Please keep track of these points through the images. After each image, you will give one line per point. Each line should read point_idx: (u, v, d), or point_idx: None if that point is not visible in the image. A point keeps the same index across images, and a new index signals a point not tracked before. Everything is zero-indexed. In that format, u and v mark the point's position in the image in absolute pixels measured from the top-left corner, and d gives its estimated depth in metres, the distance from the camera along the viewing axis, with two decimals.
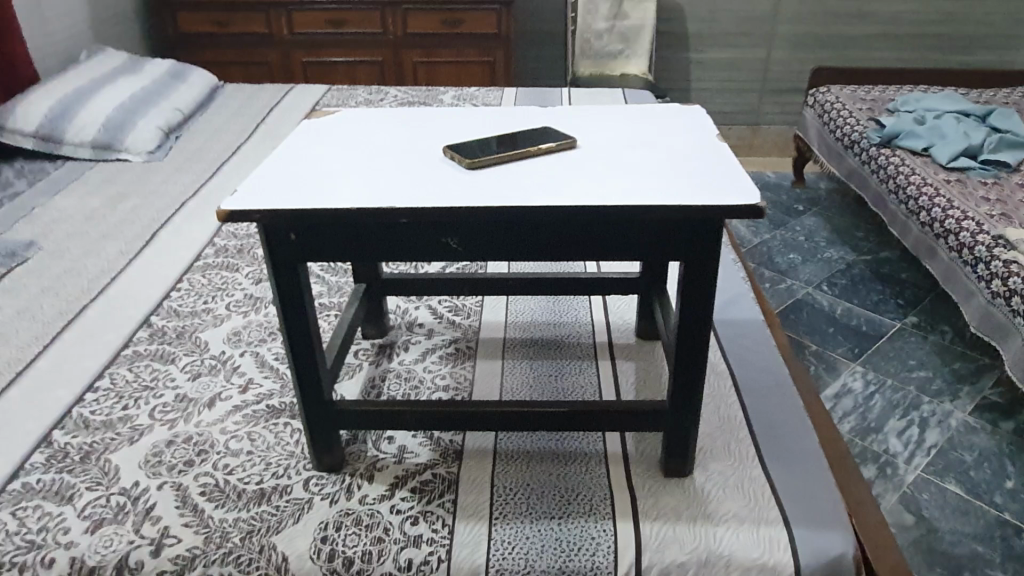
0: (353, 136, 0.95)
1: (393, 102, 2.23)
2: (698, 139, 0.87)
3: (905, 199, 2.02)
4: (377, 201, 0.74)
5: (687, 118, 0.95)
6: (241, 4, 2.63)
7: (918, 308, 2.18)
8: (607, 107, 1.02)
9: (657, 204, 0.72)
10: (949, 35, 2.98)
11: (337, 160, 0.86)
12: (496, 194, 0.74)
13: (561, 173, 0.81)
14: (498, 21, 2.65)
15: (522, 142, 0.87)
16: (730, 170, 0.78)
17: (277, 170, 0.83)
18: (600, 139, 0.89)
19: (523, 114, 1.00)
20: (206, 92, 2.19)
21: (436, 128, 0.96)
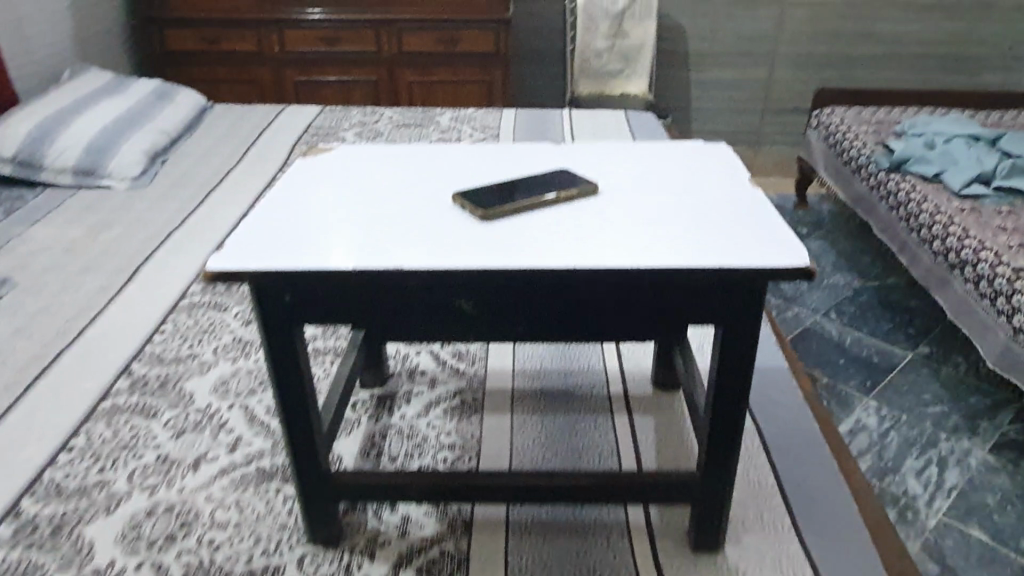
0: (351, 179, 0.87)
1: (388, 124, 2.16)
2: (732, 185, 0.80)
3: (917, 227, 1.96)
4: (383, 261, 0.66)
5: (715, 158, 0.88)
6: (231, 21, 2.56)
7: (929, 337, 2.12)
8: (627, 144, 0.95)
9: (696, 265, 0.65)
10: (952, 55, 2.94)
11: (336, 208, 0.79)
12: (515, 253, 0.67)
13: (585, 225, 0.73)
14: (496, 39, 2.59)
15: (539, 187, 0.79)
16: (773, 224, 0.71)
17: (269, 221, 0.75)
18: (625, 185, 0.82)
19: (537, 153, 0.93)
20: (193, 112, 2.11)
21: (443, 169, 0.89)
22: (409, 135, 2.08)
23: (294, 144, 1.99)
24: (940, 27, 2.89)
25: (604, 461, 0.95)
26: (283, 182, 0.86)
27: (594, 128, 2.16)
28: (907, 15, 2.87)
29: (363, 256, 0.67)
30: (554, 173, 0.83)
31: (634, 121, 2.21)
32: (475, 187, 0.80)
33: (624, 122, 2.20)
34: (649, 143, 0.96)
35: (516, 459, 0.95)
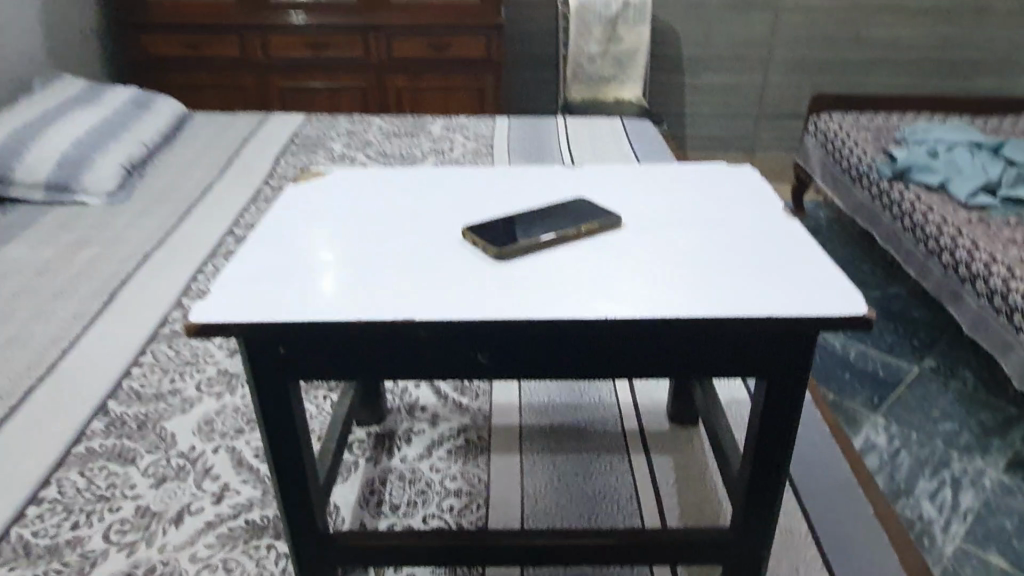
0: (346, 209, 0.80)
1: (378, 133, 2.08)
2: (768, 220, 0.74)
3: (924, 239, 1.91)
4: (390, 309, 0.59)
5: (744, 191, 0.82)
6: (212, 26, 2.46)
7: (934, 350, 2.07)
8: (645, 171, 0.89)
9: (739, 313, 0.59)
10: (948, 60, 2.91)
11: (332, 245, 0.72)
12: (537, 300, 0.61)
13: (609, 266, 0.67)
14: (487, 45, 2.52)
15: (555, 221, 0.73)
16: (818, 264, 0.65)
17: (256, 262, 0.68)
18: (651, 218, 0.75)
19: (549, 181, 0.87)
20: (173, 122, 2.02)
21: (448, 201, 0.82)
22: (399, 145, 2.01)
23: (280, 155, 1.91)
24: (936, 31, 2.85)
25: (623, 506, 0.89)
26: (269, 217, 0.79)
27: (590, 137, 2.09)
28: (903, 20, 2.83)
29: (365, 304, 0.60)
30: (570, 203, 0.77)
31: (631, 129, 2.15)
32: (485, 221, 0.74)
33: (621, 131, 2.14)
34: (669, 170, 0.90)
35: (528, 507, 0.88)
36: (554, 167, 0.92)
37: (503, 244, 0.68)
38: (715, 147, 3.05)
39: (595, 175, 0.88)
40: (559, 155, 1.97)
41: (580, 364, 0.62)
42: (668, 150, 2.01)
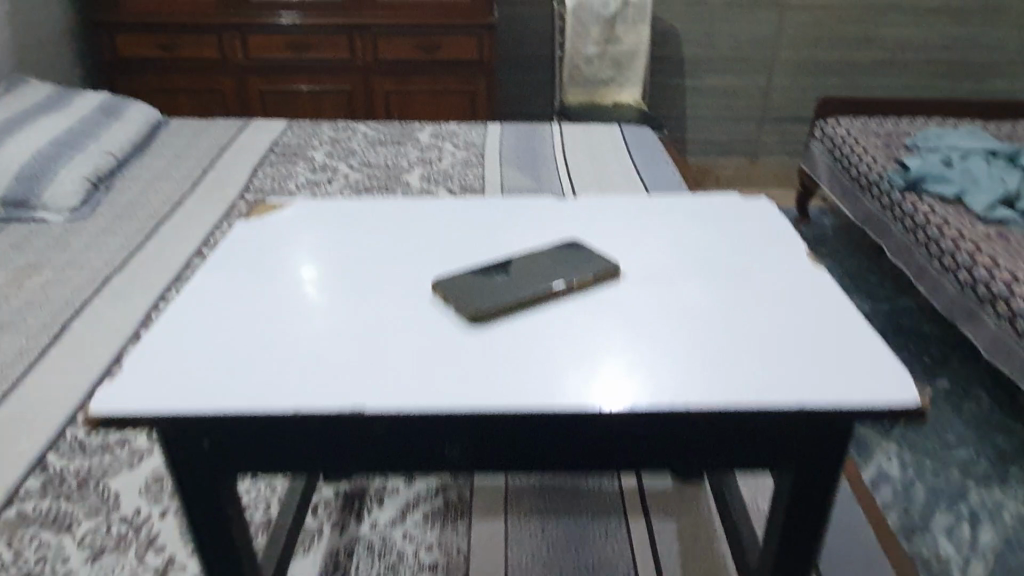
0: (300, 253, 0.71)
1: (362, 141, 1.97)
2: (794, 278, 0.66)
3: (939, 255, 1.81)
4: (333, 396, 0.50)
5: (767, 239, 0.73)
6: (189, 26, 2.35)
7: (948, 368, 1.95)
8: (651, 206, 0.80)
9: (763, 402, 0.50)
10: (957, 62, 2.80)
11: (281, 297, 0.62)
12: (513, 383, 0.52)
13: (608, 330, 0.58)
14: (480, 46, 2.41)
15: (549, 275, 0.63)
16: (859, 340, 0.56)
17: (185, 324, 0.59)
18: (650, 269, 0.66)
19: (542, 219, 0.77)
20: (145, 129, 1.92)
21: (422, 243, 0.72)
22: (385, 154, 1.90)
23: (258, 166, 1.81)
24: (945, 32, 2.75)
25: None
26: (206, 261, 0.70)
27: (586, 146, 1.98)
28: (911, 20, 2.72)
29: (312, 389, 0.51)
30: (558, 252, 0.67)
31: (630, 137, 2.04)
32: (458, 273, 0.64)
33: (620, 139, 2.03)
34: (681, 208, 0.80)
35: None
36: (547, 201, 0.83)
37: (486, 306, 0.59)
38: (716, 151, 2.94)
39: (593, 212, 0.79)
40: (552, 164, 1.86)
41: (561, 453, 0.53)
42: (667, 161, 1.91)
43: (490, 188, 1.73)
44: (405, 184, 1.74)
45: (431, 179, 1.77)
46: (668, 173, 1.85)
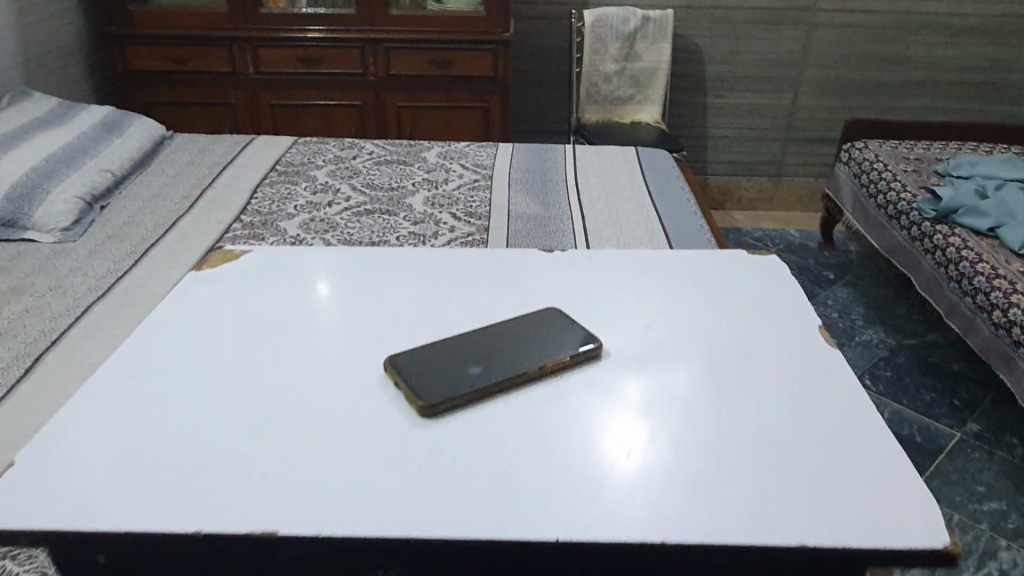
0: (337, 344, 0.77)
1: (367, 160, 1.91)
2: (802, 383, 0.71)
3: (971, 291, 1.70)
4: (354, 513, 0.56)
5: (778, 330, 0.79)
6: (200, 39, 2.32)
7: (979, 411, 1.84)
8: (663, 290, 0.86)
9: (770, 539, 0.54)
10: (994, 83, 2.68)
11: (279, 396, 0.69)
12: (497, 493, 0.58)
13: (636, 444, 0.63)
14: (495, 62, 2.35)
15: (499, 360, 0.71)
16: (881, 460, 0.61)
17: (238, 433, 0.64)
18: (631, 367, 0.72)
19: (564, 305, 0.83)
20: (147, 146, 1.88)
21: (452, 329, 0.78)
22: (389, 174, 1.84)
23: (258, 186, 1.75)
24: (981, 52, 2.63)
25: None
26: (244, 355, 0.75)
27: (600, 168, 1.90)
28: (945, 39, 2.61)
29: (381, 508, 0.57)
30: (560, 342, 0.73)
31: (646, 161, 1.96)
32: (413, 355, 0.72)
33: (635, 163, 1.94)
34: (690, 290, 0.86)
35: None
36: (566, 279, 0.88)
37: (429, 394, 0.67)
38: (738, 171, 2.85)
39: (609, 296, 0.84)
40: (561, 188, 1.79)
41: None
42: (683, 186, 1.83)
43: (495, 214, 1.66)
44: (408, 208, 1.68)
45: (435, 203, 1.70)
46: (684, 201, 1.76)
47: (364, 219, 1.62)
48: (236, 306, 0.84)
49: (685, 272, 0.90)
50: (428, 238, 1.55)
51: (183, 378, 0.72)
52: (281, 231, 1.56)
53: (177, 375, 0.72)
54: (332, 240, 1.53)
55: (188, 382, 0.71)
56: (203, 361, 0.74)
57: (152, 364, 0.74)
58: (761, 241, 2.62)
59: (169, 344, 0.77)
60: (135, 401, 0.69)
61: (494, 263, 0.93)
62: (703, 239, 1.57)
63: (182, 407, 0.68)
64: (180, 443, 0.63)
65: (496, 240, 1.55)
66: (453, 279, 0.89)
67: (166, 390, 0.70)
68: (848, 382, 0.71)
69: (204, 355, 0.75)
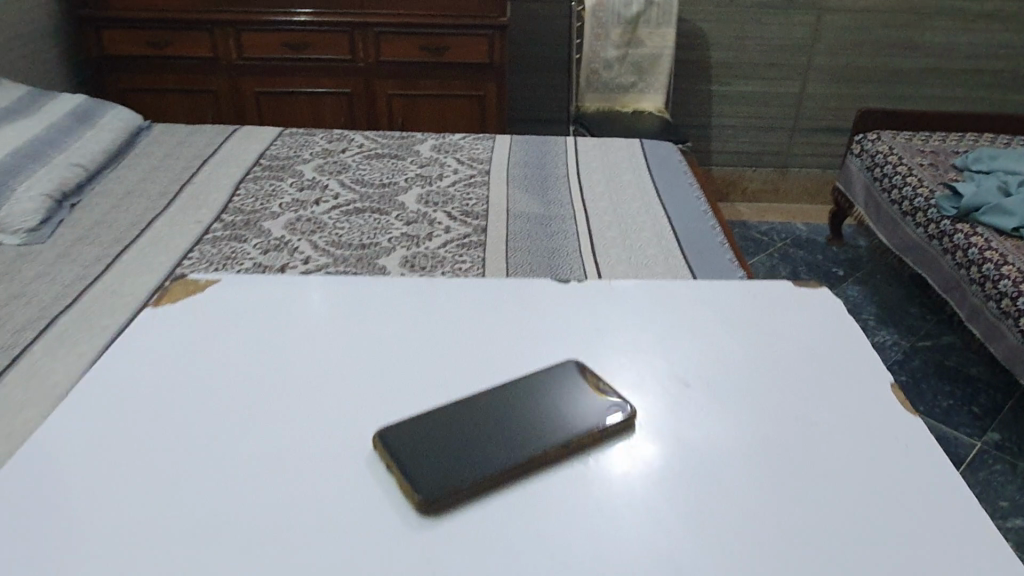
0: (325, 398, 0.65)
1: (357, 154, 1.80)
2: (857, 449, 0.62)
3: (996, 296, 1.62)
4: None
5: (838, 388, 0.69)
6: (181, 22, 2.19)
7: (1000, 420, 1.76)
8: (698, 334, 0.75)
9: None
10: (1010, 71, 2.58)
11: (261, 454, 0.59)
12: None
13: (674, 544, 0.53)
14: (491, 48, 2.23)
15: (514, 436, 0.60)
16: (953, 555, 0.53)
17: (212, 503, 0.55)
18: (662, 434, 0.62)
19: (588, 353, 0.72)
20: (122, 138, 1.77)
21: (460, 384, 0.67)
22: (381, 169, 1.73)
23: (240, 182, 1.64)
24: (997, 38, 2.53)
25: None
26: (215, 411, 0.64)
27: (603, 163, 1.80)
28: (962, 25, 2.50)
29: None
30: (588, 412, 0.63)
31: (651, 153, 1.85)
32: (409, 428, 0.61)
33: (640, 156, 1.83)
34: (730, 335, 0.75)
35: None
36: (587, 318, 0.77)
37: (435, 490, 0.55)
38: (743, 162, 2.75)
39: (637, 341, 0.74)
40: (563, 184, 1.69)
41: None
42: (692, 182, 1.73)
43: (493, 212, 1.55)
44: (400, 206, 1.57)
45: (429, 200, 1.59)
46: (693, 198, 1.66)
47: (353, 218, 1.52)
48: (212, 342, 0.73)
49: (721, 310, 0.80)
50: (421, 240, 1.44)
51: (142, 440, 0.61)
52: (265, 232, 1.46)
53: (134, 436, 0.61)
54: (318, 241, 1.43)
55: (155, 434, 0.61)
56: (173, 412, 0.63)
57: (106, 422, 0.63)
58: (768, 235, 2.53)
59: (131, 382, 0.67)
60: (83, 471, 0.58)
61: (502, 293, 0.82)
62: (714, 241, 1.47)
63: (149, 468, 0.58)
64: (132, 534, 0.52)
65: (494, 241, 1.44)
66: (457, 314, 0.78)
67: (121, 457, 0.59)
68: (911, 448, 0.62)
69: (173, 399, 0.65)
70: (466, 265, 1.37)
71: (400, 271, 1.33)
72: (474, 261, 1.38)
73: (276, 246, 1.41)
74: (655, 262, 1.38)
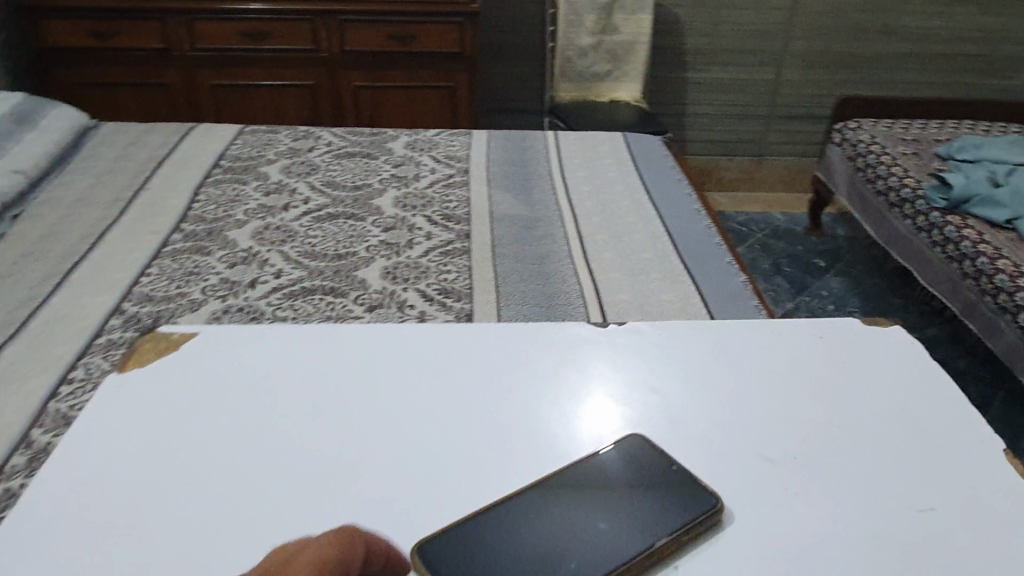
0: (323, 478, 0.53)
1: (325, 153, 1.69)
2: (964, 484, 0.51)
3: (992, 291, 1.58)
4: None
5: (940, 439, 0.55)
6: (127, 11, 2.04)
7: (991, 413, 1.73)
8: (769, 368, 0.62)
9: None
10: (984, 56, 2.56)
11: (256, 495, 0.51)
12: None
13: None
14: (462, 36, 2.12)
15: (587, 547, 0.46)
16: None
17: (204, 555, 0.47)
18: (764, 516, 0.49)
19: (635, 400, 0.58)
20: (67, 139, 1.63)
21: (506, 469, 0.53)
22: (352, 170, 1.62)
23: (201, 185, 1.53)
24: (972, 23, 2.50)
25: None
26: (189, 490, 0.52)
27: (587, 159, 1.71)
28: (937, 9, 2.48)
29: None
30: (663, 506, 0.48)
31: (635, 148, 1.77)
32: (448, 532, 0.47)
33: (624, 151, 1.75)
34: (808, 370, 0.62)
35: None
36: (630, 353, 0.63)
37: None
38: (718, 150, 2.70)
39: (695, 381, 0.60)
40: (548, 184, 1.60)
41: None
42: (681, 178, 1.65)
43: (476, 216, 1.46)
44: (377, 211, 1.46)
45: (407, 204, 1.49)
46: (683, 195, 1.58)
47: (327, 225, 1.41)
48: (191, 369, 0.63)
49: (794, 335, 0.66)
50: (402, 249, 1.34)
51: (123, 480, 0.53)
52: (230, 242, 1.34)
53: (89, 528, 0.49)
54: (290, 252, 1.32)
55: (137, 469, 0.53)
56: (154, 444, 0.56)
57: (54, 505, 0.51)
58: (746, 225, 2.48)
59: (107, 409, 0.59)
60: (51, 531, 0.49)
61: (528, 326, 0.68)
62: (711, 243, 1.39)
63: (131, 511, 0.50)
64: None
65: (479, 248, 1.35)
66: (476, 358, 0.63)
67: (94, 513, 0.50)
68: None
69: (155, 430, 0.57)
70: (452, 274, 1.27)
71: (381, 284, 1.23)
72: (460, 270, 1.28)
73: (244, 259, 1.29)
74: (651, 266, 1.29)
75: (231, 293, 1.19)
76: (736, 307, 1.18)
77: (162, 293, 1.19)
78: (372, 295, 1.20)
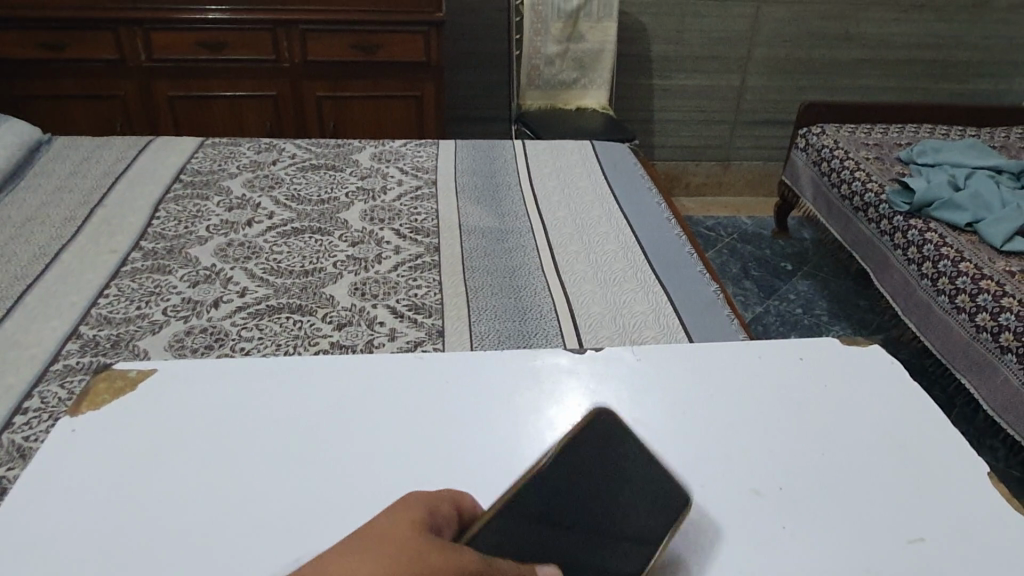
0: (296, 519, 0.50)
1: (290, 166, 1.65)
2: (941, 508, 0.51)
3: (952, 293, 1.60)
4: None
5: (924, 464, 0.55)
6: (78, 21, 1.98)
7: (956, 412, 1.75)
8: (747, 393, 0.61)
9: None
10: (943, 61, 2.61)
11: (227, 541, 0.49)
12: None
13: None
14: (427, 44, 2.10)
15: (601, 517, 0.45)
16: None
17: None
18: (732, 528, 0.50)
19: None
20: (17, 155, 1.57)
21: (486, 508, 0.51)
22: (317, 183, 1.59)
23: (160, 201, 1.49)
24: (930, 29, 2.55)
25: None
26: (150, 536, 0.49)
27: (557, 168, 1.70)
28: (896, 14, 2.51)
29: None
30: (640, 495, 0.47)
31: (605, 157, 1.77)
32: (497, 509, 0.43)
33: (594, 160, 1.75)
34: (787, 392, 0.61)
35: None
36: (613, 382, 0.62)
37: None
38: (686, 156, 2.72)
39: (674, 407, 0.59)
40: (517, 194, 1.59)
41: None
42: (651, 186, 1.65)
43: (446, 228, 1.44)
44: (343, 225, 1.44)
45: (375, 217, 1.47)
46: (654, 203, 1.57)
47: (291, 240, 1.38)
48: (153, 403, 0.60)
49: (773, 357, 0.65)
50: (370, 263, 1.31)
51: (80, 527, 0.50)
52: (192, 260, 1.30)
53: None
54: (255, 269, 1.28)
55: (97, 515, 0.51)
56: (116, 485, 0.53)
57: (5, 555, 0.48)
58: (714, 230, 2.50)
59: (63, 446, 0.56)
60: None
61: (504, 354, 0.66)
62: (683, 252, 1.38)
63: (91, 562, 0.48)
64: None
65: (449, 262, 1.33)
66: (448, 387, 0.62)
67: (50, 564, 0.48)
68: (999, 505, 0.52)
69: (114, 471, 0.54)
70: (422, 289, 1.24)
71: (350, 301, 1.20)
72: (430, 285, 1.26)
73: (207, 277, 1.26)
74: (623, 276, 1.28)
75: (193, 313, 1.16)
76: (711, 317, 1.18)
77: (121, 315, 1.15)
78: (341, 313, 1.17)
